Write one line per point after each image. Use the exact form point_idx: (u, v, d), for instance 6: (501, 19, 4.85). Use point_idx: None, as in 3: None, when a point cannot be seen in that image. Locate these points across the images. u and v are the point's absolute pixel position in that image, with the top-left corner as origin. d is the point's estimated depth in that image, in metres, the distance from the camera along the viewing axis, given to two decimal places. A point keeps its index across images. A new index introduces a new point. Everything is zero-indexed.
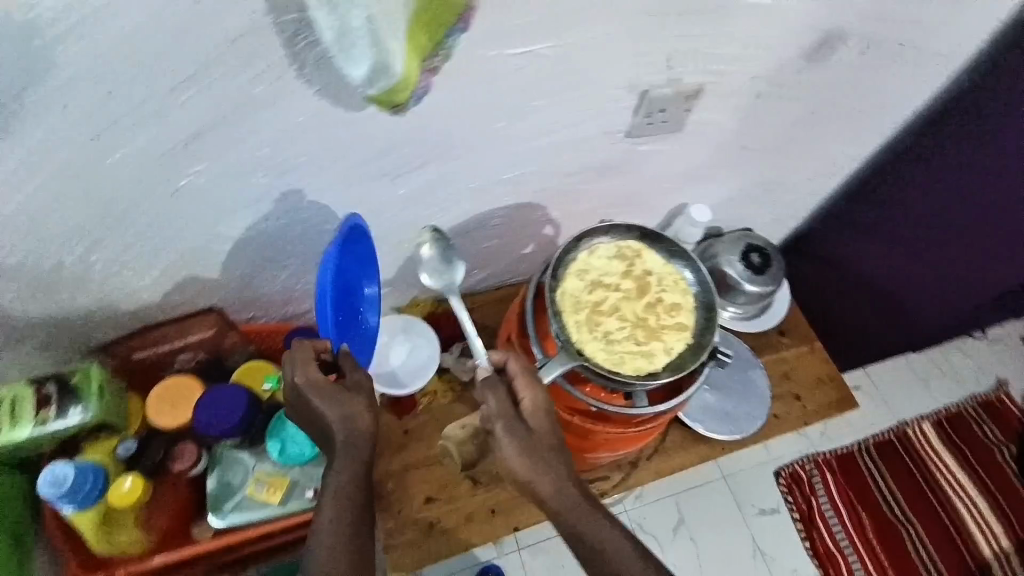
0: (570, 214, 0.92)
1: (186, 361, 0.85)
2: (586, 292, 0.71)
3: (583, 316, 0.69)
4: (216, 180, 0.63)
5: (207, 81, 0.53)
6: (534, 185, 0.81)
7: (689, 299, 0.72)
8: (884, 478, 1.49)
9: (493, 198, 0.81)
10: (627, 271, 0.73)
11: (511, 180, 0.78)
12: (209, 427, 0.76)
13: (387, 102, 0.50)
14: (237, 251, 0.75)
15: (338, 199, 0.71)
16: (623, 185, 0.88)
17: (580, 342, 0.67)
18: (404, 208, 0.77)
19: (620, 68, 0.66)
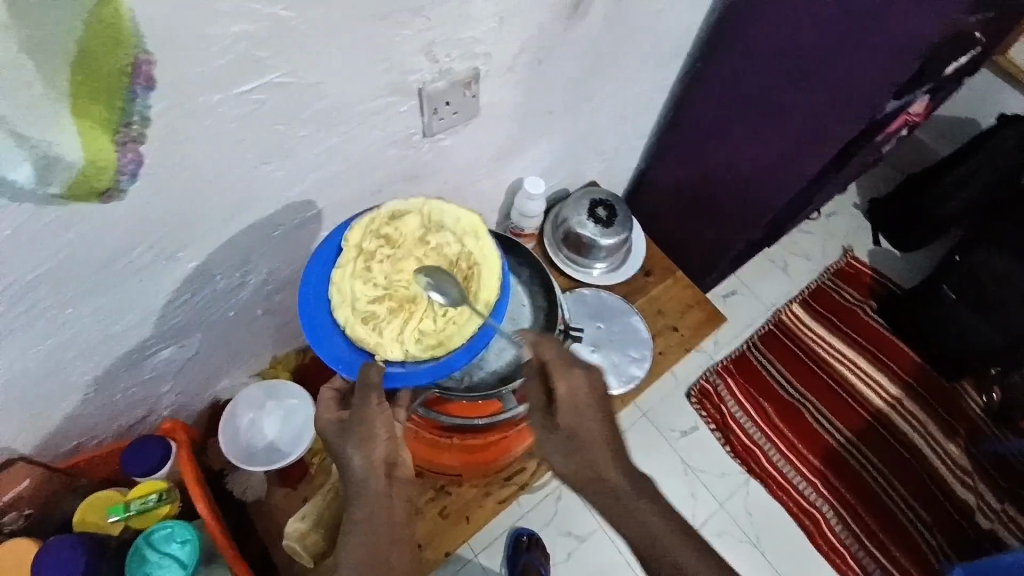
0: None
1: (11, 523, 0.71)
2: (372, 290, 0.67)
3: (396, 316, 0.67)
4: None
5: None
6: (347, 211, 0.76)
7: (451, 206, 0.70)
8: (775, 366, 1.66)
9: (308, 237, 0.75)
10: (385, 238, 0.69)
11: (318, 214, 0.73)
12: None
13: (89, 192, 0.43)
14: (13, 388, 0.62)
15: (116, 295, 0.61)
16: (443, 183, 0.85)
17: (430, 354, 0.64)
18: (205, 279, 0.69)
19: (378, 73, 0.61)
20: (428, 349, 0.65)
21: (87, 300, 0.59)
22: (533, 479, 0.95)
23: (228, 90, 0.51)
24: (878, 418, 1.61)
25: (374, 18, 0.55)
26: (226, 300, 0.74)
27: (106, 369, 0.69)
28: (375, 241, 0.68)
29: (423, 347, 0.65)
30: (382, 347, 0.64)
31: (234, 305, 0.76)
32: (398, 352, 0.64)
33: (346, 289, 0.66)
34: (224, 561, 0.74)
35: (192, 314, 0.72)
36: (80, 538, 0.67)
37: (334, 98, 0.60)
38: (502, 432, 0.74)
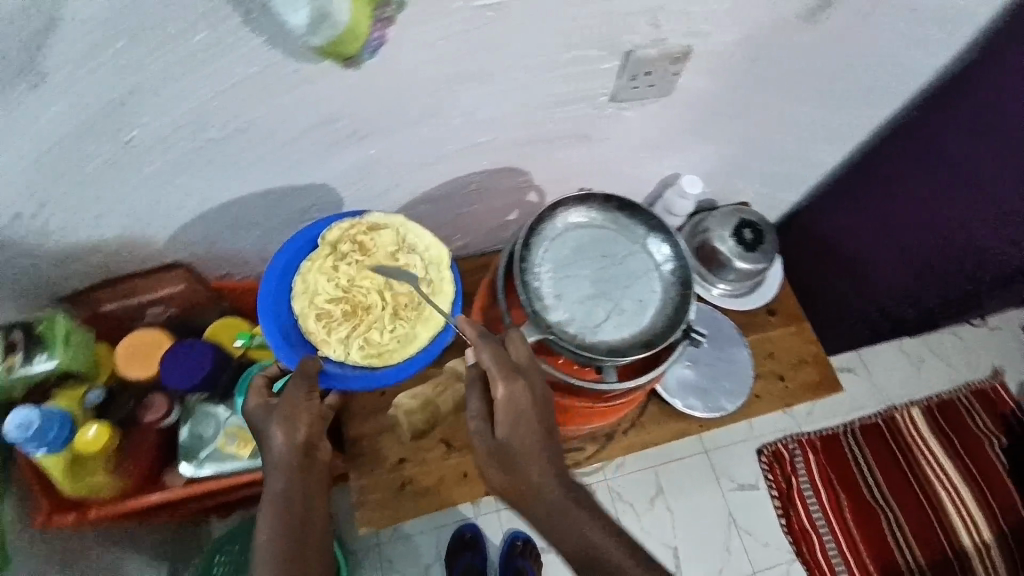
0: (551, 178, 0.90)
1: (157, 315, 0.82)
2: (333, 289, 0.72)
3: (348, 320, 0.72)
4: (164, 134, 0.60)
5: (141, 29, 0.50)
6: (511, 149, 0.79)
7: (427, 239, 0.74)
8: (866, 460, 1.51)
9: (470, 161, 0.80)
10: (359, 245, 0.73)
11: (487, 143, 0.77)
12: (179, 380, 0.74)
13: (338, 54, 0.55)
14: (203, 208, 0.72)
15: (300, 159, 0.69)
16: (605, 151, 0.87)
17: (367, 361, 0.71)
18: (376, 168, 0.75)
19: (599, 25, 0.62)
20: (366, 356, 0.71)
21: (283, 152, 0.67)
22: (587, 460, 0.96)
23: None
24: (963, 563, 1.42)
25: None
26: (382, 194, 0.81)
27: (273, 218, 0.79)
28: (351, 246, 0.73)
29: (362, 355, 0.71)
30: (328, 343, 0.71)
31: (386, 202, 0.83)
32: (338, 353, 0.70)
33: (310, 282, 0.72)
34: None
35: (352, 195, 0.79)
36: (213, 347, 0.76)
37: (550, 36, 0.61)
38: (597, 403, 0.73)
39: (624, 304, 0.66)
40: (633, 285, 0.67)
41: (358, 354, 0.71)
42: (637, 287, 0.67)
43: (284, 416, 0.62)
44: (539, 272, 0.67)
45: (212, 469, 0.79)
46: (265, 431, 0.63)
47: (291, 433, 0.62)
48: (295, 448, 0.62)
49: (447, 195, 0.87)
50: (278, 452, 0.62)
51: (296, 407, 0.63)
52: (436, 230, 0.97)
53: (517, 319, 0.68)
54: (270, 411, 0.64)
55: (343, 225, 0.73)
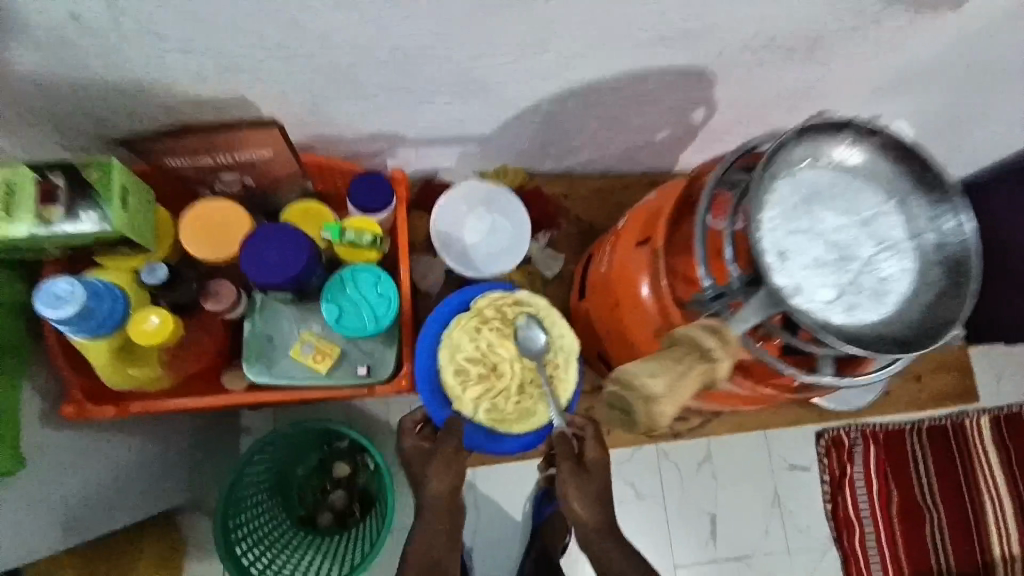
0: (735, 98, 0.70)
1: (230, 184, 0.65)
2: (473, 349, 0.66)
3: (482, 383, 0.66)
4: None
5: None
6: (720, 46, 0.59)
7: (567, 329, 0.68)
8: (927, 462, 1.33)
9: (663, 54, 0.60)
10: (506, 317, 0.68)
11: (700, 32, 0.56)
12: (262, 273, 0.58)
13: None
14: (319, 58, 0.53)
15: (471, 9, 0.48)
16: (819, 72, 0.66)
17: (493, 424, 0.67)
18: (552, 42, 0.55)
19: None
20: (492, 419, 0.67)
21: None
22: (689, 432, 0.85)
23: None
24: None
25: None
26: (538, 78, 0.62)
27: (398, 86, 0.60)
28: (495, 313, 0.68)
29: (488, 419, 0.66)
30: (459, 400, 0.66)
31: (538, 90, 0.63)
32: (469, 410, 0.66)
33: (452, 338, 0.67)
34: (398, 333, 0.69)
35: (503, 73, 0.60)
36: (307, 238, 0.59)
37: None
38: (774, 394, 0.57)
39: (866, 279, 0.51)
40: (879, 255, 0.52)
41: (487, 417, 0.67)
42: (880, 260, 0.51)
43: (439, 466, 0.66)
44: (771, 217, 0.50)
45: (278, 378, 0.65)
46: (421, 478, 0.67)
47: (442, 483, 0.66)
48: (446, 495, 0.66)
49: (607, 96, 0.68)
50: (430, 502, 0.66)
51: (448, 464, 0.66)
52: (568, 138, 0.78)
53: (717, 274, 0.52)
54: (428, 457, 0.68)
55: (494, 295, 0.69)
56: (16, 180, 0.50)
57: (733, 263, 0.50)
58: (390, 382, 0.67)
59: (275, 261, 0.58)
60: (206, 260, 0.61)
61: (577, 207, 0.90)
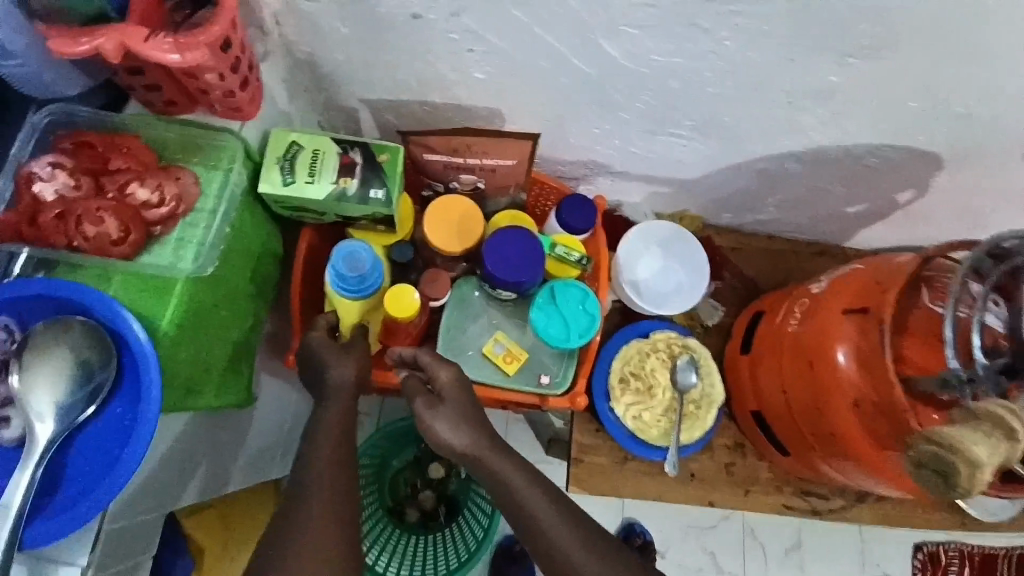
0: (950, 184, 0.71)
1: (464, 186, 0.70)
2: (638, 366, 0.80)
3: (636, 396, 0.79)
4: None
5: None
6: (965, 134, 0.61)
7: (717, 381, 0.81)
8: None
9: (902, 131, 0.62)
10: (671, 352, 0.81)
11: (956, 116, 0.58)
12: (500, 270, 0.63)
13: None
14: (595, 77, 0.59)
15: (756, 53, 0.53)
16: None
17: (635, 430, 0.79)
18: (801, 100, 0.59)
19: None
20: (636, 426, 0.79)
21: (747, 45, 0.52)
22: (830, 513, 0.82)
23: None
24: None
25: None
26: (767, 130, 0.65)
27: (640, 117, 0.65)
28: (665, 346, 0.82)
29: (633, 424, 0.78)
30: (614, 403, 0.79)
31: (763, 141, 0.67)
32: (619, 412, 0.79)
33: (625, 354, 0.81)
34: (583, 353, 0.71)
35: (739, 120, 0.64)
36: (542, 249, 0.64)
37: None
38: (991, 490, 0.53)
39: None
40: None
41: (631, 423, 0.79)
42: None
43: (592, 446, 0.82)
44: None
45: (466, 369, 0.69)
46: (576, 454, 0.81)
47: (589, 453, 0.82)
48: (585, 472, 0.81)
49: (822, 162, 0.70)
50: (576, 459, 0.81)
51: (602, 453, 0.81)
52: (761, 194, 0.81)
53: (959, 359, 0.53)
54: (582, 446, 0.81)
55: (667, 331, 0.82)
56: (324, 149, 0.57)
57: (980, 350, 0.51)
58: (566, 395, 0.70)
59: (511, 259, 0.64)
60: (440, 249, 0.66)
61: (741, 261, 0.92)
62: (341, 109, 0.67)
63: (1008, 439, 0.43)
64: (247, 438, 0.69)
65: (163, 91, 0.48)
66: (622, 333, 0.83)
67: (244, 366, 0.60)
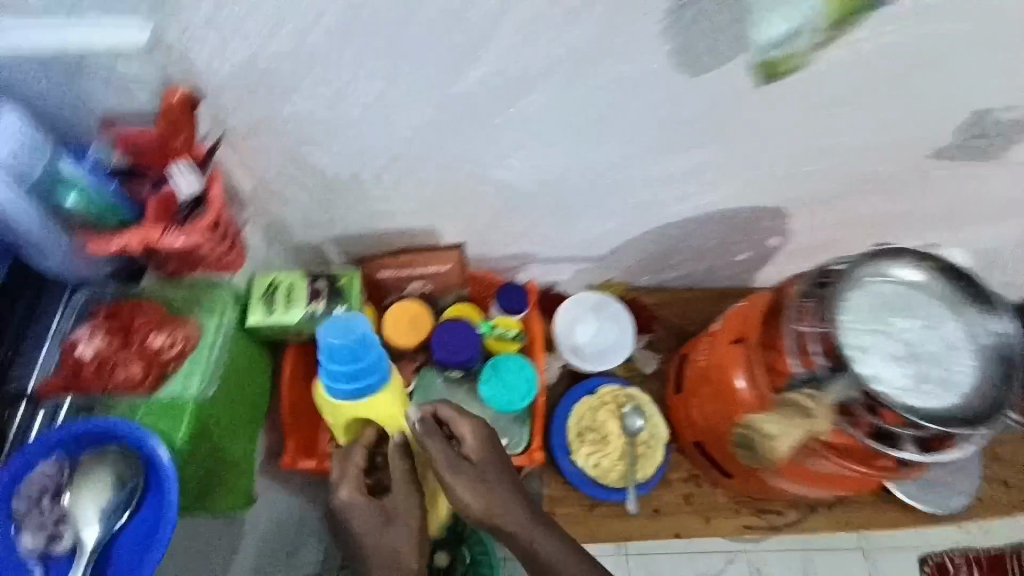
0: (805, 227, 0.87)
1: (415, 291, 0.87)
2: (591, 419, 0.92)
3: (592, 445, 0.91)
4: (542, 124, 0.64)
5: (599, 24, 0.53)
6: (793, 190, 0.78)
7: (661, 422, 0.92)
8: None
9: (745, 196, 0.79)
10: (618, 402, 0.93)
11: (778, 180, 0.75)
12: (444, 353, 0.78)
13: (773, 68, 0.57)
14: (498, 196, 0.76)
15: (607, 163, 0.71)
16: (874, 211, 0.82)
17: (595, 476, 0.89)
18: (658, 187, 0.76)
19: (964, 79, 0.60)
20: (595, 472, 0.90)
21: (599, 158, 0.70)
22: (786, 526, 0.91)
23: (901, 26, 0.54)
24: None
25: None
26: (644, 211, 0.82)
27: (543, 217, 0.82)
28: (612, 398, 0.94)
29: (592, 471, 0.89)
30: (574, 454, 0.90)
31: (644, 219, 0.84)
32: (579, 462, 0.90)
33: (578, 410, 0.93)
34: (532, 415, 0.84)
35: (619, 208, 0.81)
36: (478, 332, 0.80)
37: (951, 75, 0.59)
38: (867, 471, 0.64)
39: (933, 371, 0.62)
40: (944, 354, 0.63)
41: (591, 470, 0.90)
42: (946, 351, 0.63)
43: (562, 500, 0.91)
44: (850, 320, 0.64)
45: None
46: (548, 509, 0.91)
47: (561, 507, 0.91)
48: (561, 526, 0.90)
49: (698, 225, 0.87)
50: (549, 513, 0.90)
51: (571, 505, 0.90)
52: (665, 256, 0.97)
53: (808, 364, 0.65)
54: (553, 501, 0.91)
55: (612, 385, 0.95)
56: (297, 283, 0.74)
57: (817, 355, 0.64)
58: (524, 453, 0.82)
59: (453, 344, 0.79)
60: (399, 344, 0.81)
61: (669, 315, 1.06)
62: (310, 248, 0.85)
63: (802, 422, 0.63)
64: (255, 537, 0.79)
65: (170, 265, 0.63)
66: (572, 393, 0.95)
67: (245, 471, 0.72)
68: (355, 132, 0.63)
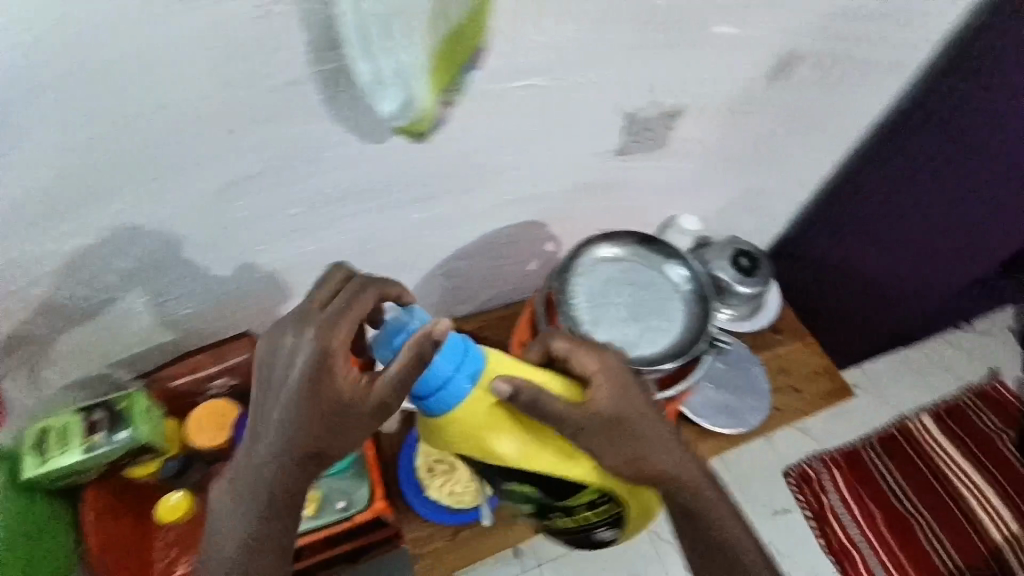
0: (567, 230, 0.99)
1: (220, 387, 0.86)
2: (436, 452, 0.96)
3: (440, 476, 0.95)
4: (262, 211, 0.69)
5: (259, 123, 0.59)
6: (535, 204, 0.88)
7: None
8: (942, 447, 1.52)
9: (497, 220, 0.89)
10: None
11: (515, 201, 0.86)
12: None
13: (414, 130, 0.59)
14: (267, 281, 0.80)
15: (353, 227, 0.77)
16: (612, 205, 0.96)
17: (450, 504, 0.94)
18: (416, 234, 0.84)
19: (606, 95, 0.73)
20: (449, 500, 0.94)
21: (343, 226, 0.76)
22: None
23: (527, 77, 0.66)
24: (998, 558, 1.40)
25: (643, 36, 0.67)
26: (418, 256, 0.90)
27: None
28: None
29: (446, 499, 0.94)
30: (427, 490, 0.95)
31: (422, 262, 0.91)
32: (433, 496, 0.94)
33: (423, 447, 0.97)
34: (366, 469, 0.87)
35: (392, 260, 0.87)
36: None
37: (593, 97, 0.72)
38: None
39: (653, 322, 0.76)
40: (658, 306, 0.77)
41: (445, 499, 0.94)
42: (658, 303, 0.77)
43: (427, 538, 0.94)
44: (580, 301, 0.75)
45: None
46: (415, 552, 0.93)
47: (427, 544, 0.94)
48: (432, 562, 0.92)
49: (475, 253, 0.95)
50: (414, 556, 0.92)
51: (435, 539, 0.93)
52: (467, 285, 1.05)
53: None
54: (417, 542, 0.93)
55: None
56: (71, 422, 0.73)
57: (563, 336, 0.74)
58: (365, 509, 0.85)
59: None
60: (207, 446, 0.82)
61: (493, 334, 1.14)
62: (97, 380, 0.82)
63: None
64: None
65: None
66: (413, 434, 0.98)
67: None
68: (70, 263, 0.64)
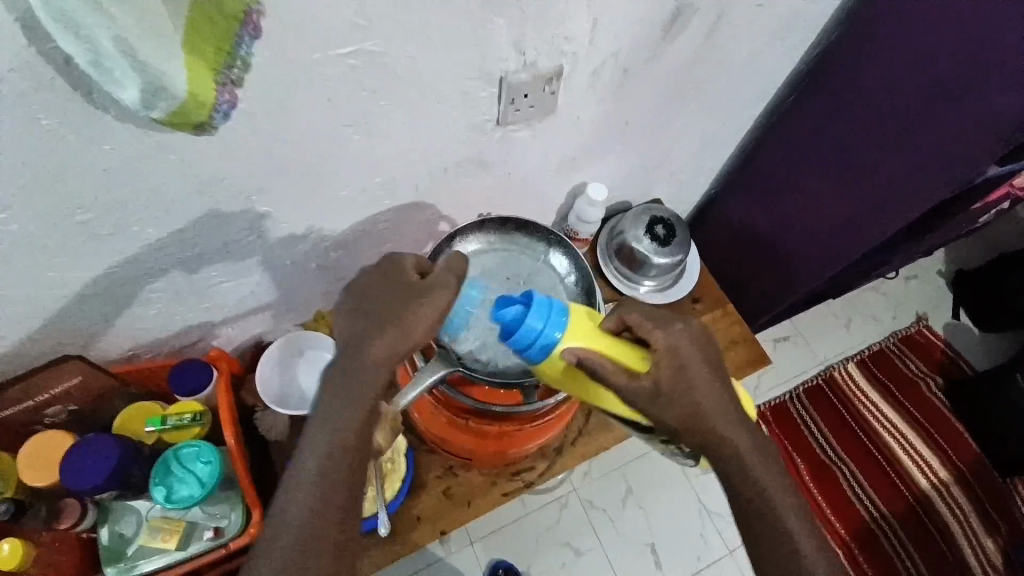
0: (459, 210, 0.88)
1: (56, 415, 0.78)
2: None
3: None
4: (37, 225, 0.57)
5: None
6: (409, 185, 0.77)
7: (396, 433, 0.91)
8: (868, 398, 1.53)
9: (368, 205, 0.77)
10: None
11: (384, 184, 0.74)
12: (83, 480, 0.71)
13: (186, 123, 0.47)
14: (89, 294, 0.68)
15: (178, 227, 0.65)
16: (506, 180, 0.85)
17: None
18: (266, 228, 0.72)
19: (461, 59, 0.61)
20: None
21: (165, 226, 0.64)
22: (539, 478, 0.96)
23: (346, 45, 0.54)
24: (923, 505, 1.43)
25: None
26: (279, 250, 0.78)
27: (170, 292, 0.75)
28: None
29: None
30: None
31: (287, 256, 0.80)
32: None
33: None
34: (240, 491, 0.79)
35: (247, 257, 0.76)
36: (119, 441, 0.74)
37: (442, 63, 0.60)
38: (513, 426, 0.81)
39: None
40: None
41: None
42: None
43: None
44: None
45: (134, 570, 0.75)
46: None
47: None
48: None
49: (352, 243, 0.84)
50: None
51: None
52: None
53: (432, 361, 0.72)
54: None
55: None
56: None
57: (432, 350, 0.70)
58: (239, 535, 0.77)
59: (90, 467, 0.72)
60: (46, 484, 0.74)
61: None
62: None
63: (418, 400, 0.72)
64: None
65: None
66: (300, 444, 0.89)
67: None
68: None
